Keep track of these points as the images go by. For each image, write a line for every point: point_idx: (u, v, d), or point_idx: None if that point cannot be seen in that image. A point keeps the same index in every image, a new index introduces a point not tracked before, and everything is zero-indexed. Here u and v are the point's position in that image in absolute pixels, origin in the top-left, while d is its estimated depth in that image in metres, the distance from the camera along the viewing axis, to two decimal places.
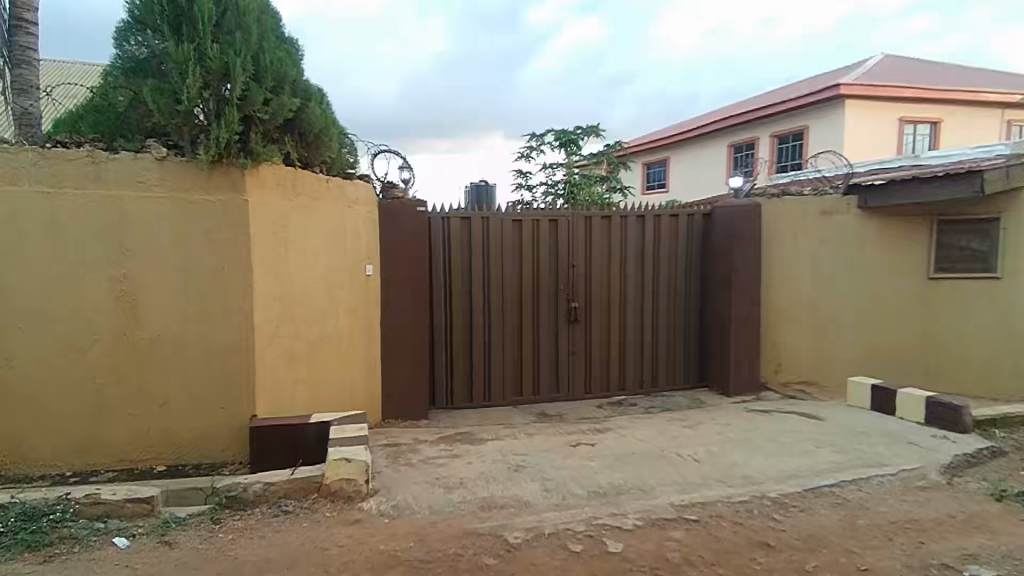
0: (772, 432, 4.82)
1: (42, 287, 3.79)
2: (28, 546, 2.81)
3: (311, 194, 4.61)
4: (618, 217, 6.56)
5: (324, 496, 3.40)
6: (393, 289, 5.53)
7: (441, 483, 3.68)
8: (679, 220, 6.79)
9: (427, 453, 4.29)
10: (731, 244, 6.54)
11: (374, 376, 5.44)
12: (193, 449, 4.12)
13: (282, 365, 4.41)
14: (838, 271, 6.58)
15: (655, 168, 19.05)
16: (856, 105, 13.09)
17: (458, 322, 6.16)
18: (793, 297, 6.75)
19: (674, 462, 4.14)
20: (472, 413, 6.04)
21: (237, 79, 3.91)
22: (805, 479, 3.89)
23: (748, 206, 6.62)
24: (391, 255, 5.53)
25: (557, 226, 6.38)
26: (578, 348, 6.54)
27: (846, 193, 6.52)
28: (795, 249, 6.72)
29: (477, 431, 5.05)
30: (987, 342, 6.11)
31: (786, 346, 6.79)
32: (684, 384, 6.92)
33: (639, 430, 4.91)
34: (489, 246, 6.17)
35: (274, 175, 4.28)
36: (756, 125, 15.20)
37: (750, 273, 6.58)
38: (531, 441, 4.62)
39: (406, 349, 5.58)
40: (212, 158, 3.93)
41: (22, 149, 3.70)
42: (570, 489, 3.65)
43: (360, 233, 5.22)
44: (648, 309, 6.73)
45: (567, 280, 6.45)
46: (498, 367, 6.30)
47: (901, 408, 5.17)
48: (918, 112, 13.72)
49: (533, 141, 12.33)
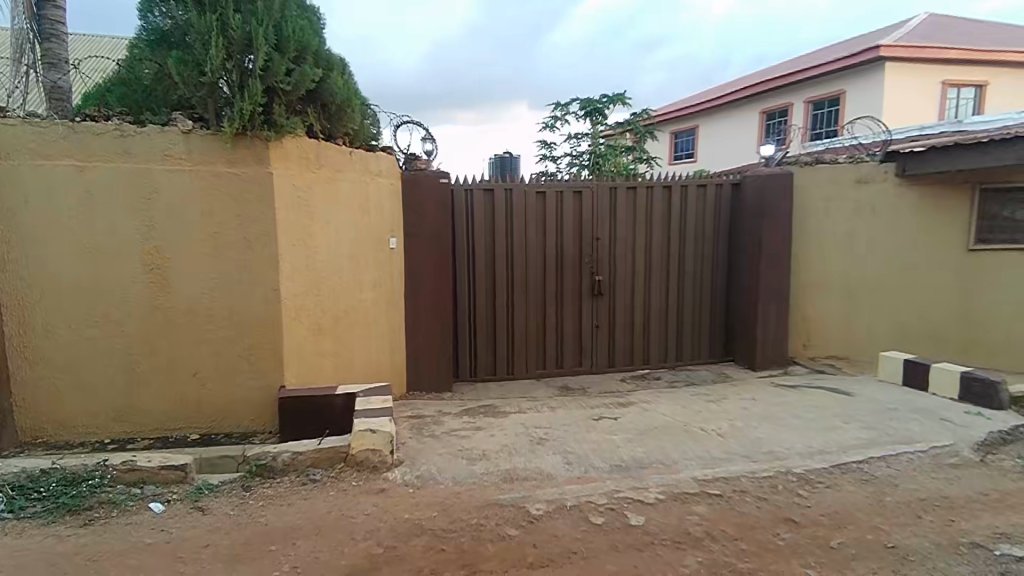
0: (799, 407, 4.75)
1: (74, 259, 3.87)
2: (69, 510, 2.93)
3: (333, 166, 4.61)
4: (644, 188, 6.43)
5: (351, 465, 3.44)
6: (417, 262, 5.55)
7: (464, 455, 3.73)
8: (707, 189, 6.61)
9: (450, 425, 4.33)
10: (761, 214, 6.31)
11: (398, 349, 5.50)
12: (225, 419, 4.24)
13: (308, 337, 4.47)
14: (872, 243, 6.41)
15: (684, 137, 18.63)
16: (898, 68, 12.51)
17: (482, 296, 6.16)
18: (825, 271, 6.55)
19: (698, 436, 4.10)
20: (495, 387, 6.08)
21: (260, 50, 3.88)
22: (832, 455, 3.83)
23: (781, 172, 6.34)
24: (415, 228, 5.54)
25: (580, 197, 6.29)
26: (602, 321, 6.50)
27: (884, 161, 6.29)
28: (824, 221, 6.51)
29: (500, 404, 5.08)
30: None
31: (817, 321, 6.63)
32: (709, 358, 6.85)
33: (662, 404, 4.88)
34: (513, 218, 6.12)
35: (297, 147, 4.27)
36: (790, 91, 14.67)
37: (781, 245, 6.36)
38: (554, 414, 4.62)
39: (430, 322, 5.63)
40: (236, 131, 3.94)
41: (52, 123, 3.75)
42: (592, 463, 3.66)
43: (383, 206, 5.22)
44: (674, 281, 6.64)
45: (591, 253, 6.38)
46: (522, 340, 6.31)
47: (934, 384, 5.03)
48: (962, 73, 13.10)
49: (558, 111, 12.18)
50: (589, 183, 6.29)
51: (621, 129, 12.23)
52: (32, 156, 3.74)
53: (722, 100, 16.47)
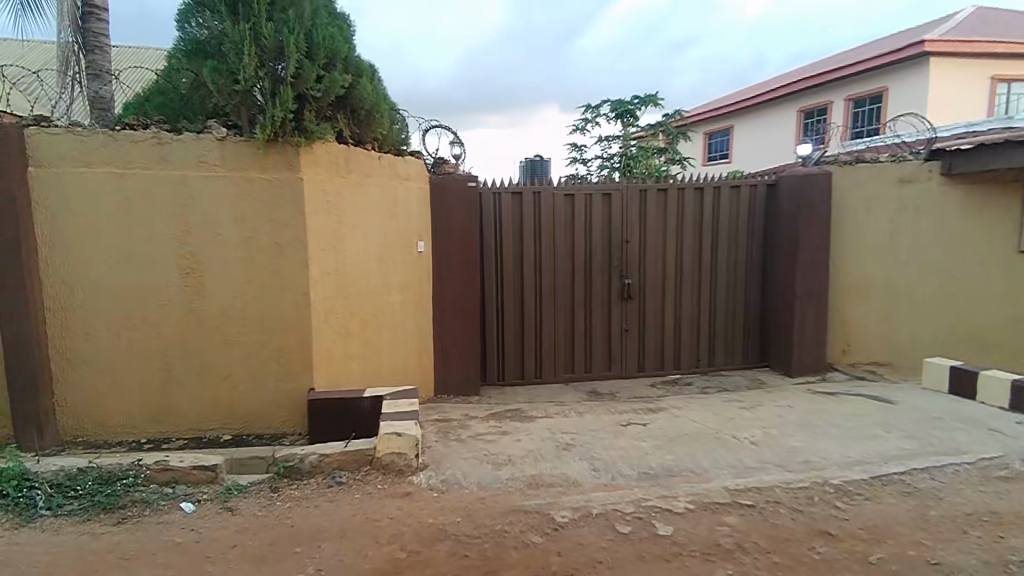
0: (837, 414, 4.57)
1: (113, 264, 3.99)
2: (104, 508, 3.02)
3: (362, 171, 4.65)
4: (675, 189, 6.32)
5: (376, 468, 3.44)
6: (446, 265, 5.58)
7: (489, 460, 3.70)
8: (740, 190, 6.46)
9: (476, 429, 4.29)
10: (797, 215, 6.13)
11: (426, 352, 5.53)
12: (256, 421, 4.31)
13: (337, 340, 4.52)
14: (916, 243, 6.16)
15: (718, 138, 18.32)
16: (944, 63, 12.05)
17: (510, 299, 6.14)
18: (867, 274, 6.36)
19: (730, 444, 3.98)
20: (523, 391, 6.04)
21: (291, 57, 3.93)
22: (872, 466, 3.68)
23: (817, 172, 6.15)
24: (444, 231, 5.57)
25: (610, 199, 6.21)
26: (631, 325, 6.40)
27: (928, 159, 6.03)
28: (864, 221, 6.36)
29: (527, 408, 5.03)
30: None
31: (857, 326, 6.43)
32: (743, 363, 6.67)
33: (693, 411, 4.75)
34: (541, 222, 6.09)
35: (327, 153, 4.32)
36: (830, 89, 14.27)
37: (818, 248, 6.17)
38: (582, 420, 4.54)
39: (458, 326, 5.64)
40: (268, 137, 4.01)
41: (94, 132, 3.88)
42: (619, 470, 3.59)
43: (411, 210, 5.25)
44: (706, 285, 6.51)
45: (620, 257, 6.30)
46: (551, 344, 6.26)
47: (982, 392, 4.79)
48: (1013, 68, 12.55)
49: (588, 113, 12.13)
50: (619, 185, 6.20)
51: (653, 131, 12.10)
52: (75, 163, 3.87)
53: (758, 99, 16.13)
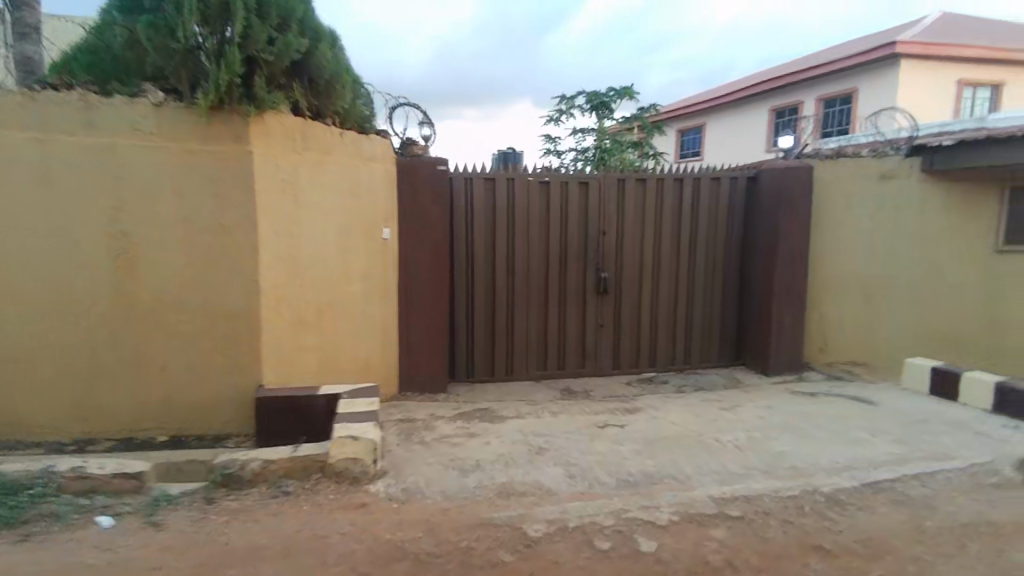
0: (821, 416, 4.37)
1: (31, 243, 3.52)
2: (4, 523, 2.60)
3: (320, 147, 4.25)
4: (654, 180, 6.06)
5: (328, 476, 3.06)
6: (413, 253, 5.22)
7: (455, 466, 3.36)
8: (720, 183, 6.24)
9: (442, 430, 3.94)
10: (777, 209, 5.94)
11: (390, 347, 5.16)
12: (196, 421, 3.89)
13: (289, 332, 4.11)
14: (896, 242, 6.08)
15: (691, 135, 18.26)
16: (913, 66, 12.15)
17: (481, 291, 5.81)
18: (846, 272, 6.16)
19: (713, 448, 3.72)
20: (493, 389, 5.72)
21: (237, 16, 3.51)
22: (861, 473, 3.47)
23: (799, 166, 5.98)
24: (411, 217, 5.21)
25: (587, 188, 5.93)
26: (607, 321, 6.14)
27: (909, 156, 5.97)
28: (846, 216, 6.11)
29: (497, 408, 4.71)
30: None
31: (835, 325, 6.22)
32: (719, 362, 6.46)
33: (672, 411, 4.49)
34: (515, 210, 5.76)
35: (280, 124, 3.91)
36: (801, 89, 14.30)
37: (799, 244, 5.98)
38: (555, 420, 4.24)
39: (424, 319, 5.29)
40: (212, 104, 3.59)
41: (9, 93, 3.40)
42: (597, 477, 3.30)
43: (376, 193, 4.86)
44: (683, 280, 6.28)
45: (596, 249, 6.02)
46: (522, 339, 5.96)
47: (964, 394, 4.66)
48: (978, 73, 12.75)
49: (562, 104, 11.88)
50: (596, 174, 5.92)
51: (628, 125, 11.88)
52: None
53: (730, 97, 16.11)
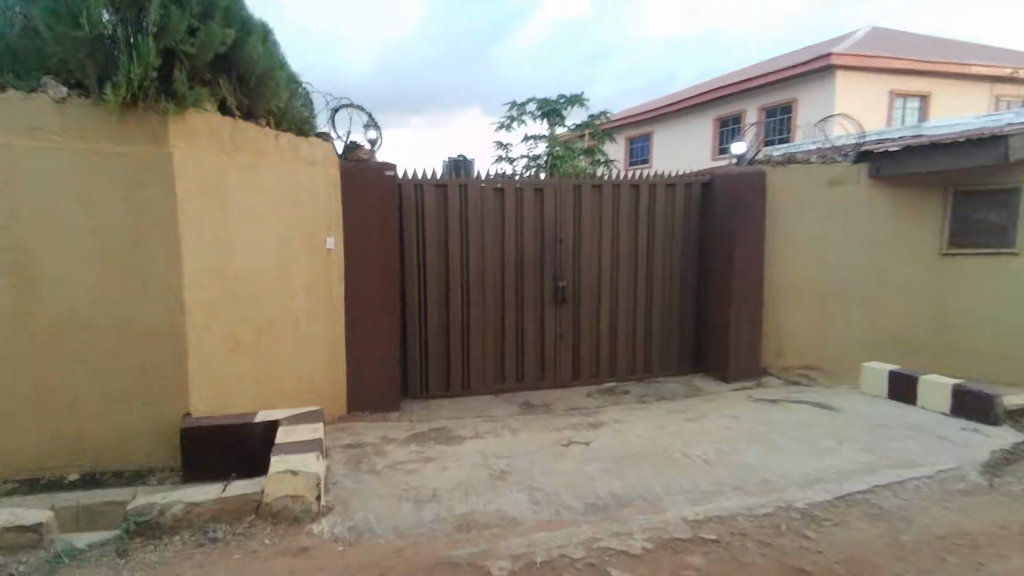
0: (787, 425, 4.28)
1: None
2: None
3: (253, 149, 3.90)
4: (609, 186, 5.93)
5: (264, 518, 2.71)
6: (361, 265, 4.89)
7: (410, 497, 3.06)
8: (676, 189, 6.16)
9: (394, 455, 3.63)
10: (732, 214, 5.90)
11: (337, 364, 4.81)
12: (113, 456, 3.44)
13: (221, 353, 3.72)
14: (847, 247, 6.14)
15: (640, 142, 18.46)
16: (848, 77, 12.58)
17: (434, 303, 5.53)
18: (800, 277, 6.18)
19: (682, 463, 3.55)
20: (448, 405, 5.42)
21: (152, 4, 3.15)
22: (833, 484, 3.37)
23: (753, 171, 5.95)
24: (358, 226, 4.88)
25: (542, 195, 5.73)
26: (565, 331, 5.95)
27: (857, 161, 6.05)
28: (799, 222, 6.13)
29: (454, 427, 4.42)
30: (994, 337, 5.95)
31: (790, 330, 6.23)
32: (679, 370, 6.36)
33: (637, 424, 4.31)
34: (468, 218, 5.51)
35: (206, 124, 3.56)
36: (744, 98, 14.62)
37: (754, 250, 5.96)
38: (516, 439, 3.98)
39: (374, 334, 4.96)
40: (124, 100, 3.23)
41: None
42: (563, 503, 3.06)
43: (319, 200, 4.52)
44: (641, 287, 6.16)
45: (552, 256, 5.83)
46: (479, 352, 5.69)
47: (922, 397, 4.68)
48: (907, 84, 13.32)
49: (513, 111, 11.74)
50: (550, 180, 5.73)
51: (579, 131, 11.83)
52: None
53: (677, 106, 16.34)
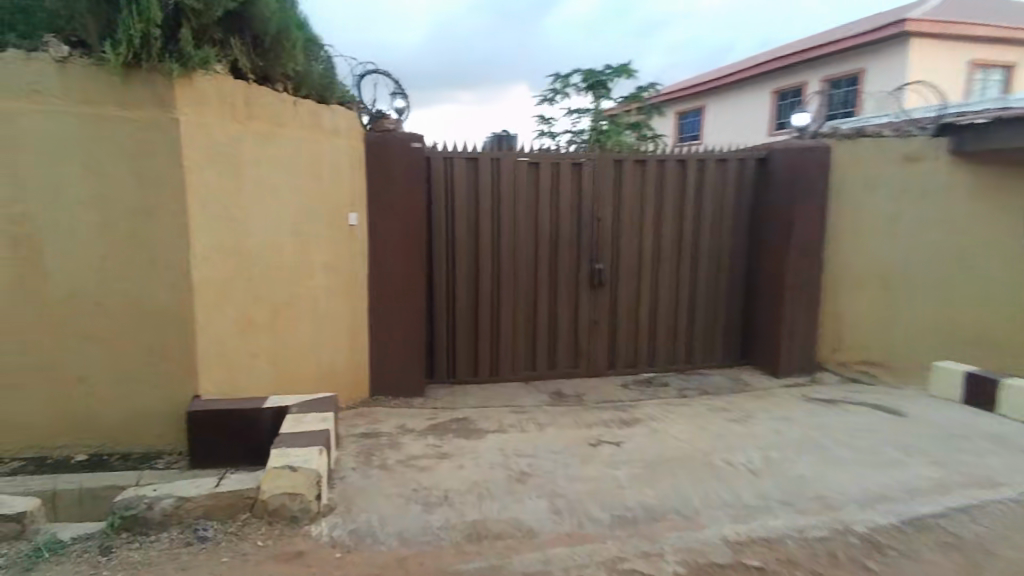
0: (845, 430, 3.84)
1: None
2: None
3: (267, 117, 3.65)
4: (653, 161, 5.47)
5: (260, 516, 2.51)
6: (385, 242, 4.64)
7: (419, 499, 2.81)
8: (728, 165, 5.64)
9: (408, 449, 3.38)
10: (790, 194, 5.36)
11: (358, 346, 4.60)
12: (120, 437, 3.32)
13: (232, 334, 3.53)
14: (919, 231, 5.56)
15: (690, 117, 17.61)
16: (923, 44, 11.52)
17: (462, 284, 5.25)
18: (864, 264, 5.60)
19: (724, 473, 3.18)
20: (475, 391, 5.17)
21: None
22: (899, 505, 2.95)
23: (816, 146, 5.38)
24: (382, 201, 4.61)
25: (580, 170, 5.34)
26: (601, 317, 5.58)
27: (936, 136, 5.41)
28: (866, 202, 5.54)
29: (477, 418, 4.15)
30: None
31: (851, 323, 5.67)
32: (724, 362, 5.91)
33: (675, 424, 3.94)
34: (500, 194, 5.18)
35: (217, 89, 3.33)
36: (805, 69, 13.64)
37: (813, 234, 5.42)
38: (541, 436, 3.68)
39: (397, 316, 4.72)
40: (126, 59, 3.03)
41: None
42: (587, 513, 2.76)
43: (340, 173, 4.26)
44: (686, 272, 5.72)
45: (590, 237, 5.45)
46: (508, 336, 5.40)
47: (1003, 404, 4.14)
48: (990, 53, 12.14)
49: (556, 83, 11.25)
50: (590, 153, 5.33)
51: (625, 105, 11.24)
52: None
53: (731, 78, 15.43)
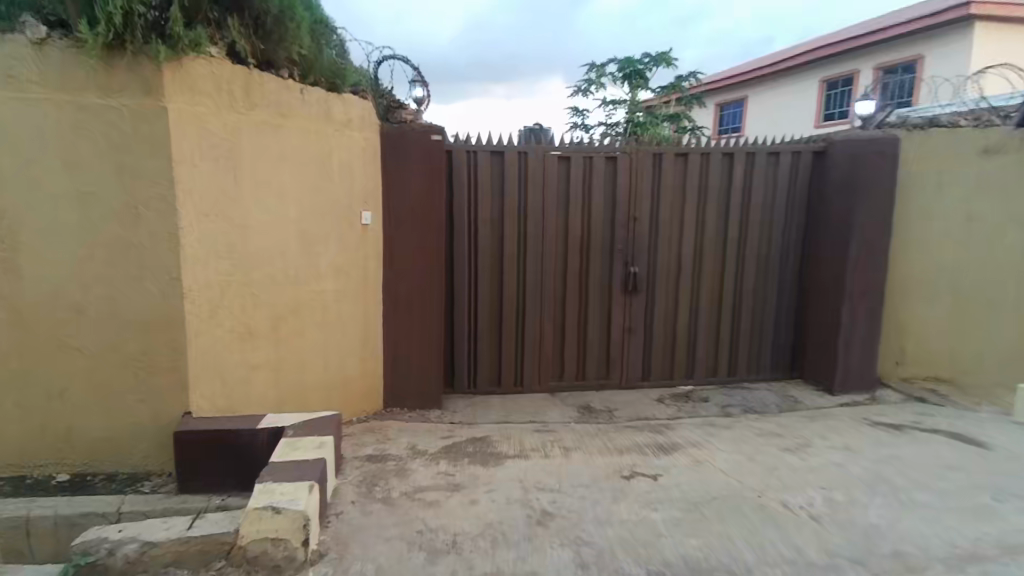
0: (921, 467, 3.31)
1: None
2: None
3: (269, 107, 3.31)
4: (696, 155, 4.98)
5: (238, 564, 2.18)
6: (400, 243, 4.29)
7: (423, 544, 2.43)
8: (780, 159, 5.11)
9: (417, 478, 3.02)
10: (851, 191, 4.80)
11: (371, 355, 4.26)
12: (106, 456, 3.05)
13: (228, 345, 3.22)
14: (1003, 233, 4.87)
15: (732, 109, 16.86)
16: (990, 28, 10.60)
17: (486, 288, 4.86)
18: (934, 269, 5.02)
19: (780, 519, 2.72)
20: (497, 403, 4.79)
21: None
22: (998, 567, 2.44)
23: (882, 136, 4.79)
24: (398, 199, 4.25)
25: (615, 165, 4.89)
26: (636, 324, 5.13)
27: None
28: (936, 200, 4.94)
29: (496, 438, 3.77)
30: None
31: (918, 335, 5.10)
32: (770, 375, 5.40)
33: (719, 452, 3.49)
34: (527, 191, 4.77)
35: (211, 75, 2.99)
36: (856, 56, 12.80)
37: (877, 235, 4.85)
38: (567, 465, 3.27)
39: (413, 322, 4.36)
40: (107, 41, 2.70)
41: None
42: (618, 568, 2.34)
43: (352, 169, 3.92)
44: (730, 276, 5.22)
45: (624, 237, 4.99)
46: (534, 345, 5.00)
47: None
48: None
49: (591, 74, 10.77)
50: (626, 147, 4.87)
51: (664, 95, 10.68)
52: None
53: (776, 67, 14.65)
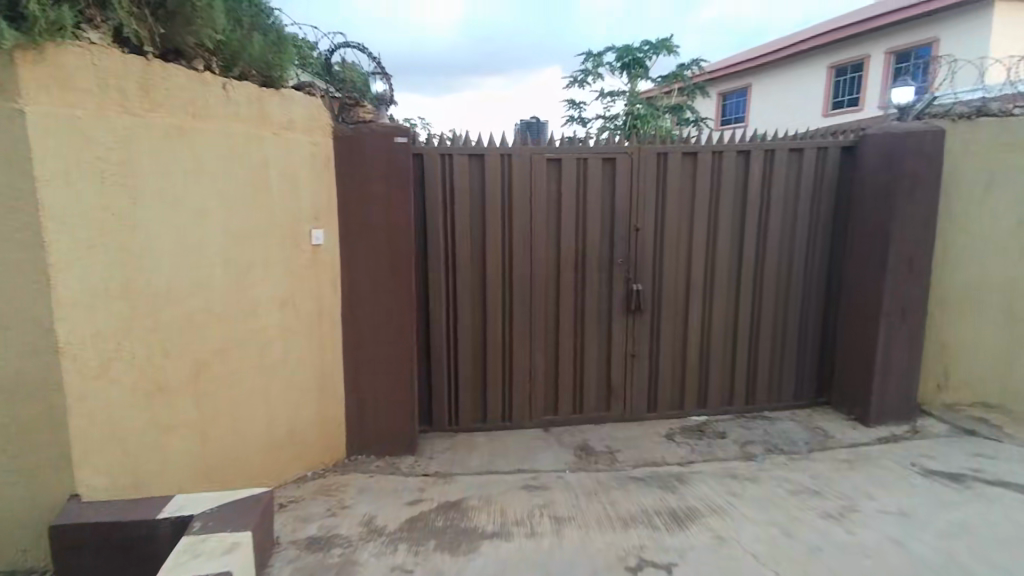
0: (1000, 545, 2.64)
1: None
2: None
3: (177, 106, 2.64)
4: (707, 153, 4.30)
5: None
6: (360, 266, 3.63)
7: None
8: (803, 156, 4.42)
9: None
10: (888, 192, 4.11)
11: (328, 398, 3.61)
12: None
13: (128, 408, 2.56)
14: None
15: (736, 98, 16.17)
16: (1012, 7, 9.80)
17: (466, 311, 4.20)
18: (983, 280, 4.34)
19: None
20: (481, 443, 4.15)
21: None
22: None
23: (926, 127, 4.04)
24: (357, 214, 3.59)
25: (613, 166, 4.22)
26: (640, 348, 4.48)
27: None
28: (985, 200, 4.26)
29: (474, 503, 3.12)
30: None
31: (964, 354, 4.44)
32: (794, 402, 4.75)
33: (746, 523, 2.83)
34: (512, 199, 4.10)
35: (87, 65, 2.32)
36: (867, 41, 12.03)
37: (919, 242, 4.16)
38: (557, 549, 2.62)
39: (378, 358, 3.71)
40: None
41: None
42: None
43: (296, 180, 3.26)
44: (747, 291, 4.56)
45: (625, 250, 4.34)
46: (524, 375, 4.34)
47: None
48: None
49: (587, 63, 10.08)
50: (626, 145, 4.20)
51: (665, 85, 10.00)
52: None
53: (782, 53, 13.90)
